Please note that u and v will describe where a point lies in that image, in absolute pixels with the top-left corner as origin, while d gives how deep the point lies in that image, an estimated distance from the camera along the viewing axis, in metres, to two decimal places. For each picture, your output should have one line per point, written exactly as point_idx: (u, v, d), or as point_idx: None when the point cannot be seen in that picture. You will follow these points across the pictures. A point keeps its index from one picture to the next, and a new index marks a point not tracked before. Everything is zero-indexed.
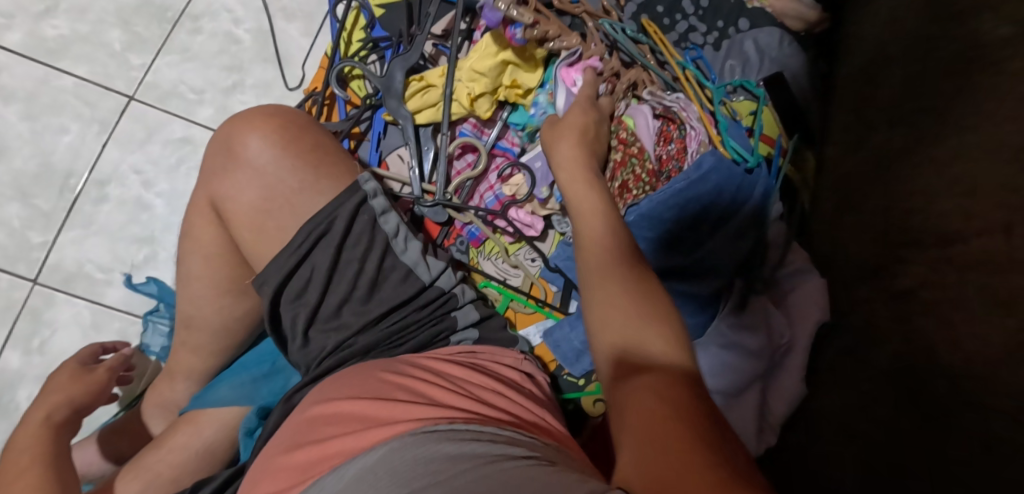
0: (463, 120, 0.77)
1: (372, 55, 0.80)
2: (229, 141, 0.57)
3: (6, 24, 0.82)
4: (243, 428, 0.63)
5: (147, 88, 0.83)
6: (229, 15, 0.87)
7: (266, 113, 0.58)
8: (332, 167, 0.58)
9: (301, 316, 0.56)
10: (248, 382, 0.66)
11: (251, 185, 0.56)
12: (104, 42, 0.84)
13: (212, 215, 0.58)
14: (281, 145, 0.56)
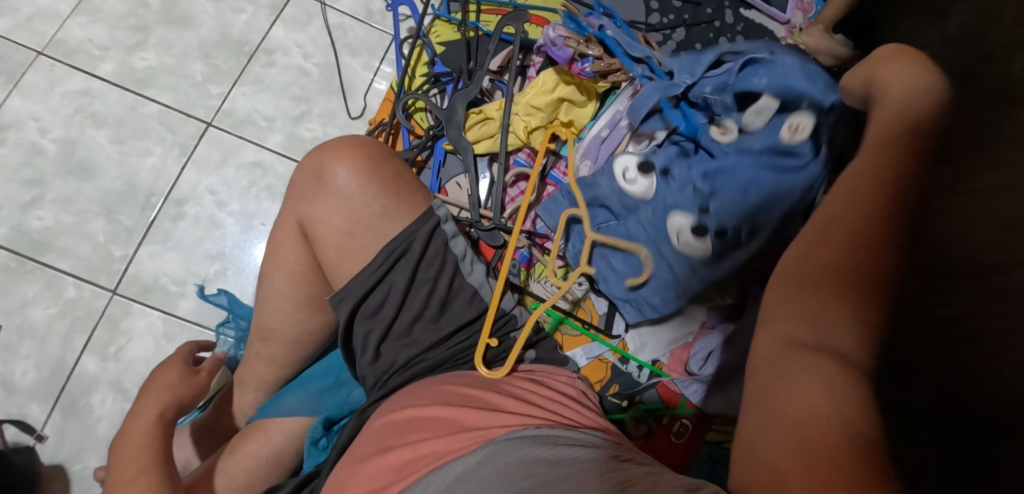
0: (517, 150, 0.82)
1: (434, 89, 0.86)
2: (318, 167, 0.62)
3: (100, 56, 0.90)
4: (308, 437, 0.66)
5: (225, 116, 0.90)
6: (299, 50, 0.94)
7: (353, 143, 0.63)
8: (409, 195, 0.63)
9: (372, 333, 0.60)
10: (312, 394, 0.70)
11: (339, 208, 0.61)
12: (187, 73, 0.91)
13: (299, 236, 0.63)
14: (366, 172, 0.62)
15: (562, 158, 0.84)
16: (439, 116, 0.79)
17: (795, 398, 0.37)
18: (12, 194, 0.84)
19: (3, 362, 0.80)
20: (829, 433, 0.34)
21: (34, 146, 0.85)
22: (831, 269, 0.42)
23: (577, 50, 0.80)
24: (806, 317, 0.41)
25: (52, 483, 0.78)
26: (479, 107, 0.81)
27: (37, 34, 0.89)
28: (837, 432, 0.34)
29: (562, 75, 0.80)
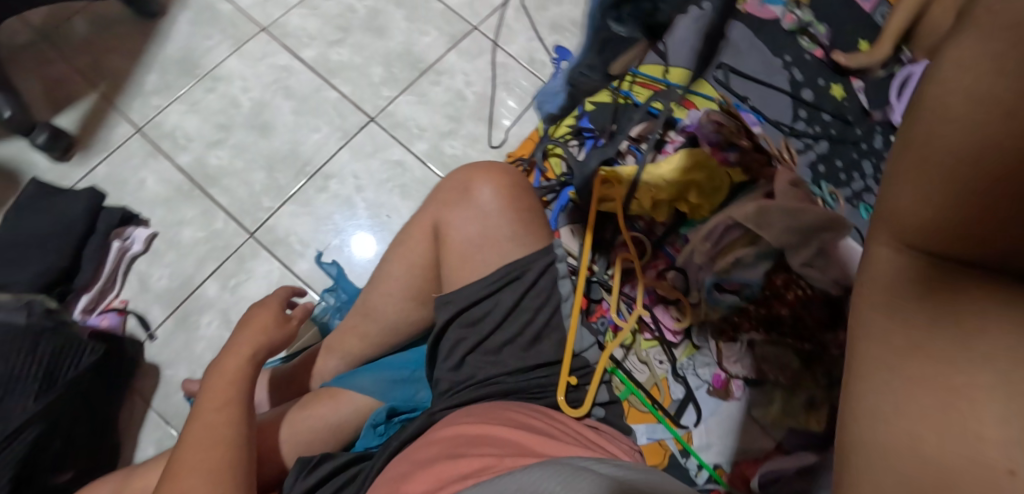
0: (636, 217, 0.84)
1: (575, 141, 0.92)
2: (465, 182, 0.70)
3: (307, 43, 1.06)
4: (370, 419, 0.71)
5: (386, 116, 1.02)
6: (464, 78, 1.06)
7: (501, 171, 0.70)
8: (536, 228, 0.68)
9: (462, 341, 0.64)
10: (387, 380, 0.75)
11: (473, 220, 0.67)
12: (367, 73, 1.04)
13: (428, 233, 0.70)
14: (503, 197, 0.68)
15: (679, 237, 0.83)
16: (573, 166, 0.87)
17: (963, 375, 0.25)
18: (202, 133, 0.99)
19: (147, 265, 0.92)
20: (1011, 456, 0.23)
21: (232, 100, 1.01)
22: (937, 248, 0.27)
23: (725, 136, 0.82)
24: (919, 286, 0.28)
25: (144, 378, 0.88)
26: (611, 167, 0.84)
27: (266, 15, 1.07)
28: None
29: (702, 157, 0.79)
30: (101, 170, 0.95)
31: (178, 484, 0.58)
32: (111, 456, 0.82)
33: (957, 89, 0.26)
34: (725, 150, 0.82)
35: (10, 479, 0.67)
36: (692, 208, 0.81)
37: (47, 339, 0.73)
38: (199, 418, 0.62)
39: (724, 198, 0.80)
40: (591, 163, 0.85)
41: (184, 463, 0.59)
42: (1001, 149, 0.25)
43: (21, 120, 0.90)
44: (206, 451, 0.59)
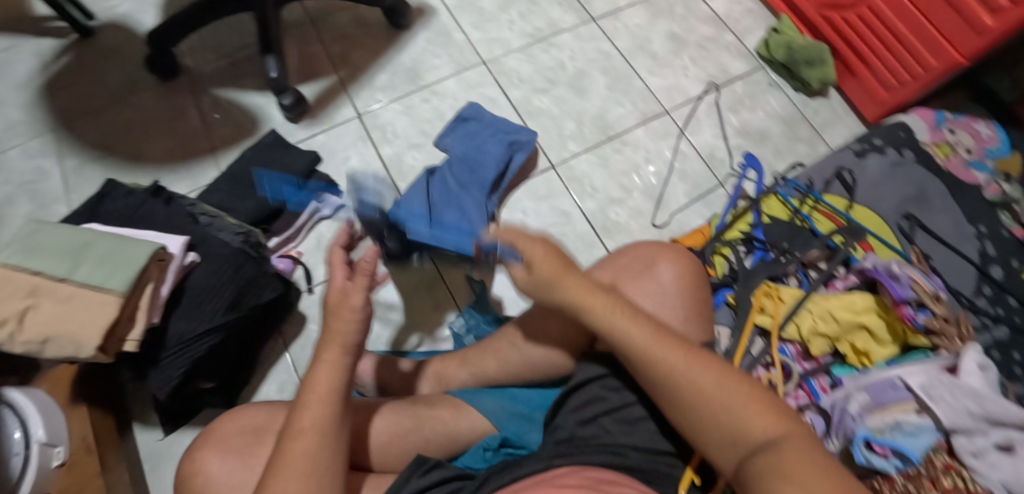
0: (789, 341, 0.92)
1: (744, 246, 1.00)
2: (650, 258, 0.83)
3: (515, 83, 1.17)
4: (482, 442, 0.83)
5: (566, 168, 1.12)
6: (643, 155, 1.15)
7: (684, 259, 0.83)
8: (699, 321, 0.81)
9: (600, 401, 0.75)
10: (506, 410, 0.86)
11: (650, 287, 0.80)
12: (560, 126, 1.15)
13: (602, 289, 0.83)
14: (683, 281, 0.81)
15: (827, 375, 0.89)
16: (738, 269, 0.97)
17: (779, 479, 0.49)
18: (408, 133, 1.12)
19: (328, 229, 1.04)
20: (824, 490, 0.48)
21: (440, 113, 1.14)
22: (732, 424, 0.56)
23: (916, 297, 0.86)
24: (723, 432, 0.56)
25: (290, 325, 1.00)
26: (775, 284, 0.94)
27: (490, 51, 1.20)
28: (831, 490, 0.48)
29: (877, 305, 0.88)
30: (319, 139, 1.10)
31: (292, 451, 0.54)
32: (244, 382, 0.94)
33: (662, 365, 0.59)
34: (913, 309, 0.86)
35: (185, 371, 0.81)
36: (856, 353, 0.88)
37: (248, 268, 0.85)
38: (308, 381, 0.58)
39: (892, 354, 0.87)
40: (756, 275, 0.95)
41: (300, 425, 0.56)
42: (650, 365, 0.60)
43: (280, 82, 1.07)
44: (314, 418, 0.56)
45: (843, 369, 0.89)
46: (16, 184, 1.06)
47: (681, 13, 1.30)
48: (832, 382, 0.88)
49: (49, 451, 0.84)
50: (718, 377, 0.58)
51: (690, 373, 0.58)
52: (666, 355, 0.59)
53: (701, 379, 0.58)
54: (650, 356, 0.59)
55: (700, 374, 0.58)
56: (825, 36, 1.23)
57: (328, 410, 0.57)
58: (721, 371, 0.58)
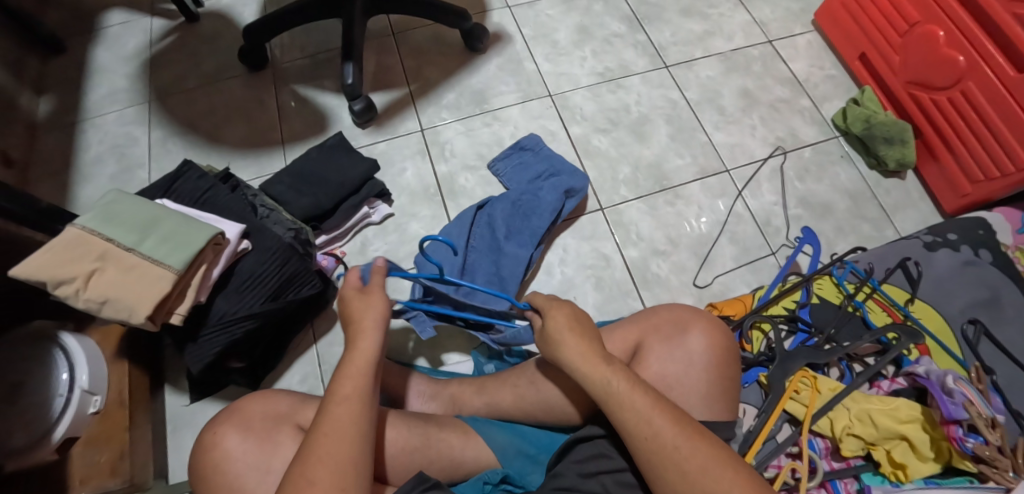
0: (820, 435, 0.87)
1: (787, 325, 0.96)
2: (683, 323, 0.79)
3: (578, 121, 1.19)
4: (483, 474, 0.80)
5: (613, 211, 1.11)
6: (696, 211, 1.12)
7: (719, 329, 0.78)
8: (722, 400, 0.75)
9: (606, 458, 0.74)
10: (514, 447, 0.85)
11: (678, 357, 0.76)
12: (615, 169, 1.14)
13: (627, 347, 0.82)
14: (714, 353, 0.76)
15: (856, 480, 0.85)
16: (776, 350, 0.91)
17: None
18: (464, 154, 1.14)
19: (373, 235, 1.08)
20: None
21: (499, 139, 1.16)
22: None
23: (970, 420, 0.78)
24: None
25: (322, 321, 1.03)
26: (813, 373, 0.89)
27: (557, 85, 1.22)
28: None
29: (923, 418, 0.83)
30: (380, 146, 1.15)
31: (322, 445, 0.56)
32: (270, 366, 0.98)
33: (638, 427, 0.62)
34: (964, 431, 0.79)
35: (219, 351, 0.85)
36: (892, 465, 0.83)
37: (294, 262, 0.89)
38: (337, 381, 0.61)
39: (929, 471, 0.81)
40: (795, 359, 0.89)
41: (333, 418, 0.58)
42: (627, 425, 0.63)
43: (355, 89, 1.11)
44: (349, 412, 0.59)
45: (875, 477, 0.84)
46: (107, 146, 1.16)
47: (758, 70, 1.27)
48: (858, 488, 0.84)
49: (88, 398, 0.91)
50: (709, 462, 0.59)
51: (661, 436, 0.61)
52: (640, 412, 0.62)
53: (691, 462, 0.59)
54: (645, 431, 0.61)
55: (690, 456, 0.59)
56: (910, 115, 1.17)
57: (361, 406, 0.60)
58: (713, 455, 0.59)
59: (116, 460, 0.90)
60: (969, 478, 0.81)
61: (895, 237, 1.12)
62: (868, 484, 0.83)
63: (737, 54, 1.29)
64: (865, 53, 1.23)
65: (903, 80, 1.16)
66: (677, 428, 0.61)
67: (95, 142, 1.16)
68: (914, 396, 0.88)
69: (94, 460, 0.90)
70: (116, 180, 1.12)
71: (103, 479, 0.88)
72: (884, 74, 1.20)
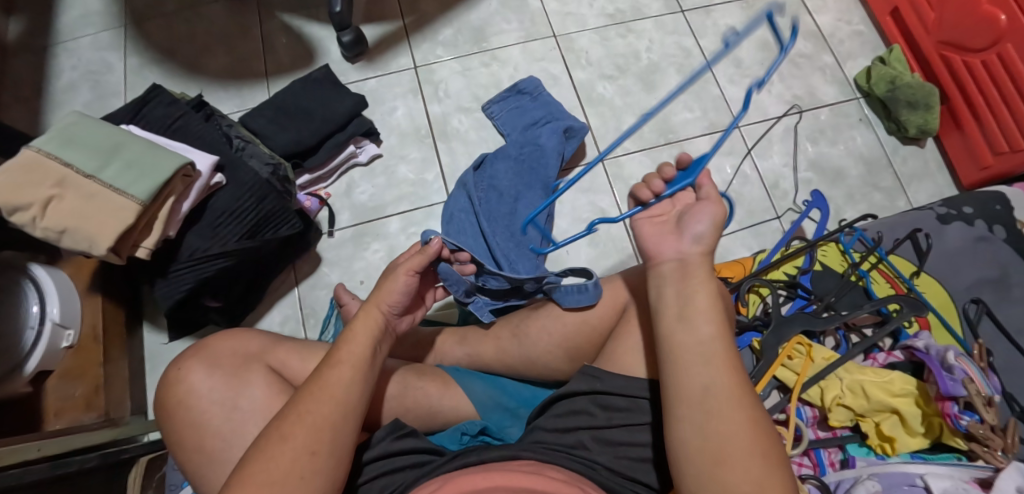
0: (808, 403, 0.85)
1: (785, 291, 0.92)
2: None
3: (582, 66, 1.12)
4: (460, 426, 0.78)
5: (614, 163, 1.06)
6: (700, 168, 1.07)
7: None
8: None
9: (584, 415, 0.71)
10: (495, 399, 0.83)
11: None
12: (619, 120, 1.08)
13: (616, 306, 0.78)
14: None
15: (840, 450, 0.82)
16: (773, 316, 0.87)
17: None
18: (460, 95, 1.08)
19: (360, 176, 1.03)
20: None
21: (497, 80, 1.09)
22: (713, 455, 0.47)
23: (967, 397, 0.74)
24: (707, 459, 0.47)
25: (303, 264, 0.99)
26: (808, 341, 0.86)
27: (564, 26, 1.14)
28: None
29: (918, 393, 0.79)
30: (371, 83, 1.08)
31: (310, 403, 0.52)
32: (249, 307, 0.94)
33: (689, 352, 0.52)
34: (959, 409, 0.75)
35: (190, 288, 0.81)
36: (880, 438, 0.80)
37: (271, 201, 0.83)
38: (341, 347, 0.57)
39: (918, 445, 0.79)
40: (792, 324, 0.86)
41: (326, 383, 0.54)
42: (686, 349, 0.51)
43: (343, 19, 1.03)
44: (344, 376, 0.55)
45: (860, 448, 0.82)
46: (81, 72, 1.09)
47: (781, 21, 1.19)
48: (842, 459, 0.82)
49: (61, 332, 0.86)
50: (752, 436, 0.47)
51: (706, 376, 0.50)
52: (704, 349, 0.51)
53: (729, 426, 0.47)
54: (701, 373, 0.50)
55: (731, 414, 0.48)
56: (938, 77, 1.09)
57: (358, 373, 0.56)
58: (757, 425, 0.48)
59: (92, 394, 0.88)
60: (957, 454, 0.78)
61: (907, 208, 1.07)
62: (853, 455, 0.81)
63: (760, 2, 1.20)
64: (898, 8, 1.14)
65: (937, 39, 1.08)
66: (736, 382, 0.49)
67: (68, 67, 1.09)
68: (910, 371, 0.84)
69: (70, 394, 0.86)
70: (90, 108, 1.06)
71: (79, 412, 0.86)
72: (916, 33, 1.11)
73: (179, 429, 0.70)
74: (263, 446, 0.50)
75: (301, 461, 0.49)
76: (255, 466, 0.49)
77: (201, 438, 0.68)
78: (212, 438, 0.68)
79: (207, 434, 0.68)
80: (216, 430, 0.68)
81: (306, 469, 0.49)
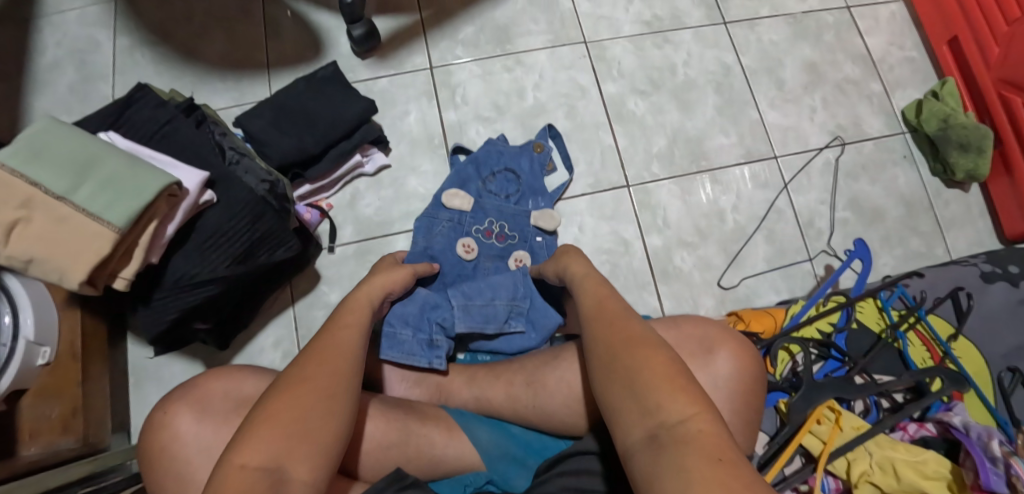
0: (831, 473, 0.78)
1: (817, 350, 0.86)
2: (705, 344, 0.69)
3: (613, 78, 1.03)
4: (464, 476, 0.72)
5: (642, 190, 0.98)
6: (732, 200, 0.99)
7: (748, 353, 0.69)
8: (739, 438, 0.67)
9: (601, 477, 0.65)
10: (502, 447, 0.76)
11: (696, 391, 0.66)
12: (649, 141, 1.00)
13: None
14: (740, 376, 0.67)
15: None
16: (803, 377, 0.81)
17: (639, 404, 0.45)
18: (479, 102, 0.99)
19: (365, 187, 0.94)
20: (647, 429, 0.44)
21: (520, 89, 1.00)
22: (628, 384, 0.47)
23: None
24: (636, 388, 0.46)
25: (299, 282, 0.91)
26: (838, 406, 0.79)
27: (596, 31, 1.05)
28: (646, 422, 0.44)
29: (951, 478, 0.72)
30: (381, 83, 0.98)
31: (292, 393, 0.47)
32: (239, 328, 0.87)
33: (611, 376, 0.48)
34: None
35: (176, 318, 0.73)
36: None
37: (265, 221, 0.75)
38: (307, 362, 0.50)
39: None
40: (823, 389, 0.80)
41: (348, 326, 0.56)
42: (622, 365, 0.48)
43: (355, 11, 0.93)
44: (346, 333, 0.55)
45: None
46: (65, 50, 0.98)
47: (829, 41, 1.10)
48: None
49: (36, 350, 0.77)
50: (663, 377, 0.46)
51: (653, 363, 0.47)
52: (655, 358, 0.47)
53: (643, 363, 0.47)
54: (619, 333, 0.51)
55: (651, 354, 0.48)
56: (993, 118, 1.01)
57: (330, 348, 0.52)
58: (682, 378, 0.46)
59: (70, 416, 0.80)
60: None
61: (946, 257, 1.01)
62: None
63: (809, 18, 1.11)
64: (958, 37, 1.06)
65: (997, 76, 1.00)
66: (643, 333, 0.51)
67: (52, 44, 0.98)
68: (943, 449, 0.78)
69: (46, 415, 0.78)
70: (74, 92, 0.96)
71: (55, 435, 0.78)
72: (975, 67, 1.03)
73: (162, 478, 0.63)
74: (250, 422, 0.45)
75: (294, 424, 0.45)
76: (256, 430, 0.45)
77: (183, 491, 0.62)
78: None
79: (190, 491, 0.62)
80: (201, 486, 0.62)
81: (311, 429, 0.46)
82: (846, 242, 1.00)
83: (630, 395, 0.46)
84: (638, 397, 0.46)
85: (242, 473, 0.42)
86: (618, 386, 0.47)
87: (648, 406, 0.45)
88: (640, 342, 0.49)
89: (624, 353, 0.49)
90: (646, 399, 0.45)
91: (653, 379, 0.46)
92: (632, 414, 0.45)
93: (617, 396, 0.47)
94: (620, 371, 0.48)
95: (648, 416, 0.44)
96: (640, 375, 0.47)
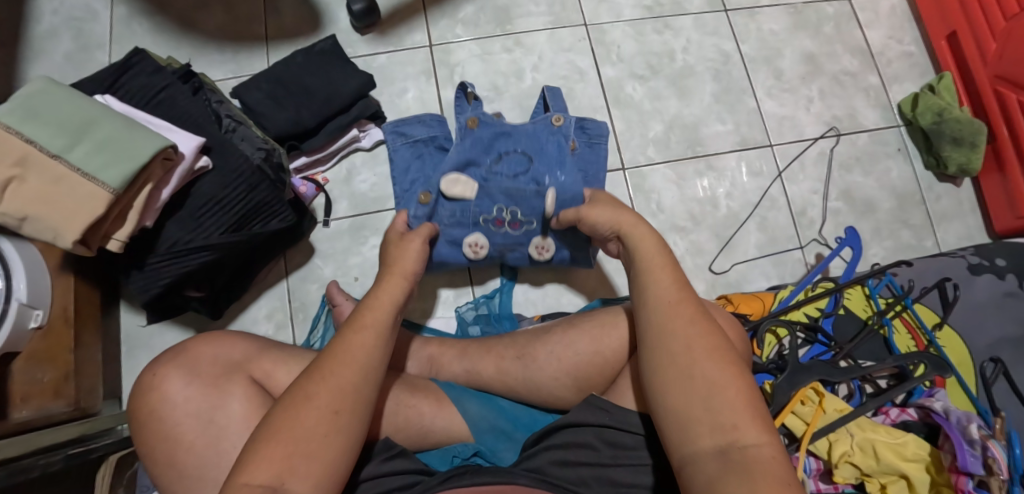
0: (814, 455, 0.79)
1: (804, 335, 0.87)
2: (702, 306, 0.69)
3: (612, 62, 1.03)
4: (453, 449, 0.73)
5: (636, 173, 0.98)
6: (726, 187, 1.00)
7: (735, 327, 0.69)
8: None
9: (586, 449, 0.64)
10: (491, 420, 0.76)
11: None
12: (646, 126, 1.00)
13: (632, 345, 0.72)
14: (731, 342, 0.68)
15: None
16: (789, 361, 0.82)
17: (713, 428, 0.47)
18: (477, 81, 0.99)
19: (361, 162, 0.95)
20: (713, 452, 0.47)
21: (519, 70, 1.01)
22: (701, 403, 0.48)
23: (983, 476, 0.69)
24: (714, 413, 0.48)
25: (293, 255, 0.91)
26: (822, 388, 0.80)
27: (597, 15, 1.05)
28: (720, 445, 0.47)
29: (929, 459, 0.74)
30: (380, 60, 0.98)
31: (292, 412, 0.47)
32: (233, 298, 0.87)
33: (678, 389, 0.50)
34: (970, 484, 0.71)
35: (169, 283, 0.74)
36: None
37: (262, 190, 0.75)
38: (311, 382, 0.49)
39: None
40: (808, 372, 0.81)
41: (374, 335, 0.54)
42: (694, 380, 0.49)
43: None
44: (368, 340, 0.53)
45: None
46: (63, 18, 0.97)
47: (829, 33, 1.10)
48: None
49: (28, 313, 0.77)
50: (738, 399, 0.48)
51: (730, 385, 0.49)
52: (730, 379, 0.49)
53: (717, 374, 0.49)
54: (696, 345, 0.51)
55: (725, 374, 0.49)
56: (987, 114, 1.02)
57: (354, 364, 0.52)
58: (756, 402, 0.49)
59: (61, 381, 0.80)
60: None
61: (935, 250, 1.02)
62: None
63: (809, 9, 1.11)
64: (957, 32, 1.06)
65: (992, 72, 1.00)
66: (710, 345, 0.51)
67: (49, 11, 0.98)
68: (923, 433, 0.79)
69: (37, 379, 0.78)
70: (71, 60, 0.95)
71: (46, 399, 0.78)
72: (972, 63, 1.04)
73: (149, 440, 0.63)
74: (253, 444, 0.46)
75: (302, 444, 0.46)
76: (263, 446, 0.46)
77: (172, 451, 0.61)
78: (184, 452, 0.61)
79: (179, 450, 0.61)
80: (191, 446, 0.61)
81: (318, 449, 0.46)
82: (837, 231, 1.01)
83: (706, 421, 0.48)
84: (709, 414, 0.48)
85: (245, 490, 0.43)
86: (686, 404, 0.49)
87: (723, 432, 0.47)
88: (705, 356, 0.51)
89: (693, 371, 0.50)
90: (721, 423, 0.47)
91: (730, 409, 0.48)
92: (704, 434, 0.47)
93: (683, 412, 0.49)
94: (692, 388, 0.49)
95: (723, 444, 0.46)
96: (718, 402, 0.48)
